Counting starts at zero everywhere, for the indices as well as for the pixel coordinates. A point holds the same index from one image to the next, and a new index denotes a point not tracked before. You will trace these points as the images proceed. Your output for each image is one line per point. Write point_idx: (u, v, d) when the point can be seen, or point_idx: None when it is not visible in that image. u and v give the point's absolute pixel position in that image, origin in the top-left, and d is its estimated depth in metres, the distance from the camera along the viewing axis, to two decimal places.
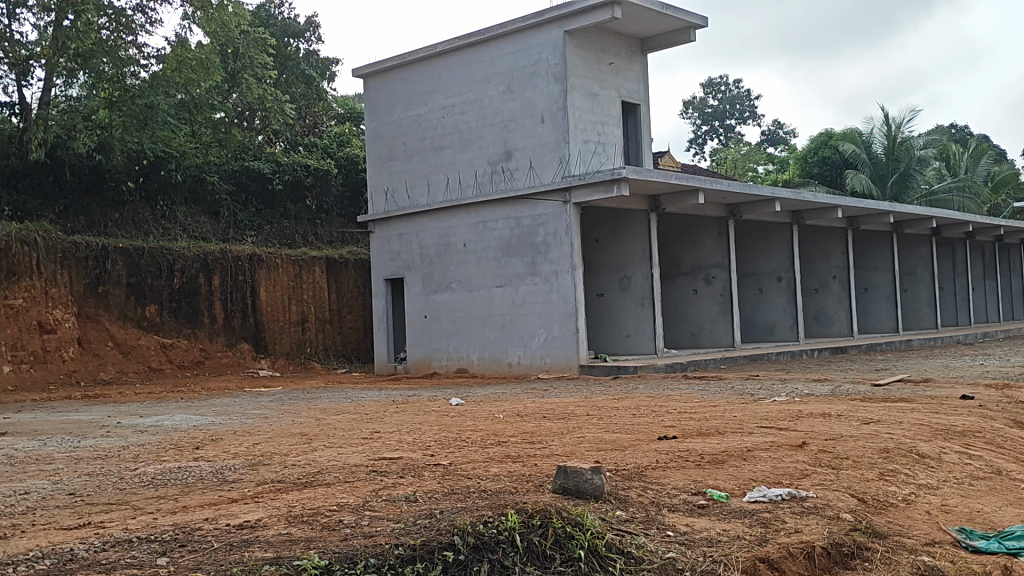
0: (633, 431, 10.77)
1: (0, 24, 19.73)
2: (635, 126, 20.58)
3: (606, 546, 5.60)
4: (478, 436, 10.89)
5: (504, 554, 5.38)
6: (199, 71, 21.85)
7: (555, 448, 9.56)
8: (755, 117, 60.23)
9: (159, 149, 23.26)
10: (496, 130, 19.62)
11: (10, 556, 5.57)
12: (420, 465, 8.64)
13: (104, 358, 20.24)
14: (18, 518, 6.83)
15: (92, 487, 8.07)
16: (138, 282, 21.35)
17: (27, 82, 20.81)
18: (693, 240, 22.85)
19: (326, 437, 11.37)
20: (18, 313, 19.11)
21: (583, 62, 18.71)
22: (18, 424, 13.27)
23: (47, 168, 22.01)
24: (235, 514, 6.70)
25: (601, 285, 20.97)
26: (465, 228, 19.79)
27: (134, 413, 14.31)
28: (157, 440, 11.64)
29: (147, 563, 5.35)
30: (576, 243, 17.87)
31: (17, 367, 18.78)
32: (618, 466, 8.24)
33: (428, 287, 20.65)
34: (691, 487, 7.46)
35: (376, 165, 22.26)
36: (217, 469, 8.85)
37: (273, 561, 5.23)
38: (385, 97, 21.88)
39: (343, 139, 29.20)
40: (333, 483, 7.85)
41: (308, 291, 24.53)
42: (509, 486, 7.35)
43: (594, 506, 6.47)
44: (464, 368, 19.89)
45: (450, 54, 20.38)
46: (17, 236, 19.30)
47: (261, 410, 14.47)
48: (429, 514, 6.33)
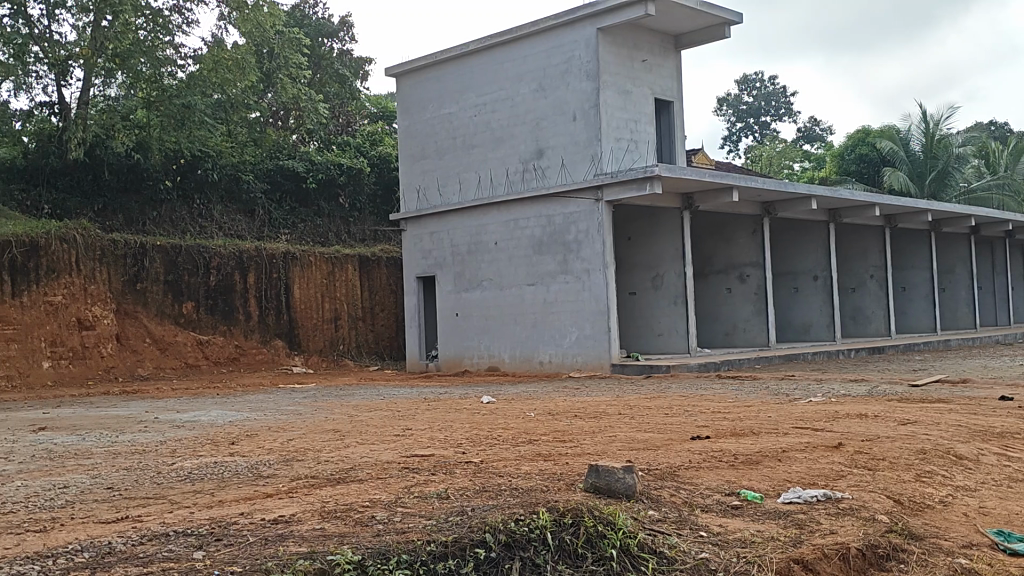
0: (666, 431, 10.72)
1: (40, 24, 20.11)
2: (669, 124, 20.44)
3: (638, 546, 5.58)
4: (509, 434, 10.88)
5: (536, 552, 5.40)
6: (236, 72, 22.36)
7: (587, 447, 9.54)
8: (791, 113, 59.60)
9: (196, 149, 23.57)
10: (527, 128, 19.63)
11: (49, 548, 5.67)
12: (451, 462, 8.68)
13: (142, 354, 20.50)
14: (58, 511, 6.96)
15: (129, 482, 8.20)
16: (176, 279, 21.64)
17: (65, 82, 21.09)
18: (727, 239, 22.67)
19: (359, 434, 11.46)
20: (58, 310, 19.44)
21: (615, 60, 18.65)
22: (56, 419, 13.52)
23: (87, 167, 22.35)
24: (270, 509, 6.77)
25: (634, 283, 20.90)
26: (497, 227, 19.81)
27: (172, 408, 14.54)
28: (193, 435, 11.80)
29: (183, 557, 5.42)
30: (608, 241, 17.83)
31: (57, 362, 19.10)
32: (651, 466, 8.20)
33: (459, 285, 20.71)
34: (724, 488, 7.43)
35: (408, 164, 22.32)
36: (252, 464, 8.95)
37: (307, 556, 5.28)
38: (416, 96, 21.96)
39: (375, 138, 29.43)
40: (366, 480, 7.91)
41: (341, 289, 24.69)
42: (542, 484, 7.35)
43: (626, 506, 6.45)
44: (495, 366, 19.92)
45: (482, 53, 20.42)
46: (56, 234, 19.70)
47: (295, 406, 14.62)
48: (462, 511, 6.35)
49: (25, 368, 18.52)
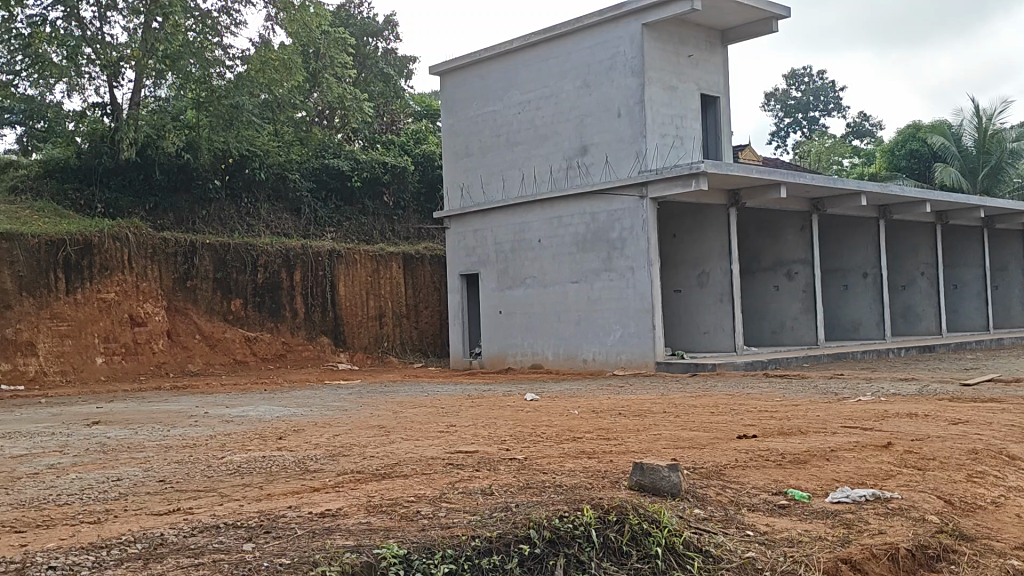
0: (711, 430, 10.63)
1: (93, 27, 20.51)
2: (715, 120, 20.23)
3: (683, 544, 5.56)
4: (553, 432, 10.88)
5: (580, 549, 5.40)
6: (283, 71, 22.79)
7: (631, 445, 9.50)
8: (839, 109, 58.65)
9: (244, 148, 23.93)
10: (572, 125, 19.59)
11: (104, 539, 5.82)
12: (496, 459, 8.72)
13: (192, 351, 20.86)
14: (112, 503, 7.14)
15: (181, 475, 8.38)
16: (224, 277, 21.99)
17: (118, 83, 21.53)
18: (775, 236, 22.39)
19: (404, 430, 11.55)
20: (111, 307, 19.86)
21: (661, 55, 18.52)
22: (110, 413, 13.87)
23: (138, 166, 22.77)
24: (317, 503, 6.87)
25: (679, 280, 20.75)
26: (541, 224, 19.80)
27: (221, 403, 14.80)
28: (242, 429, 12.02)
29: (233, 549, 5.52)
30: (653, 238, 17.72)
31: (109, 358, 19.50)
32: (696, 464, 8.16)
33: (502, 283, 20.75)
34: (771, 487, 7.35)
35: (452, 161, 22.40)
36: (299, 459, 9.08)
37: (354, 549, 5.34)
38: (461, 93, 22.02)
39: (419, 136, 29.58)
40: (411, 476, 7.98)
41: (385, 287, 24.89)
42: (586, 482, 7.35)
43: (671, 505, 6.41)
44: (539, 364, 19.93)
45: (526, 49, 20.41)
46: (109, 232, 20.21)
47: (342, 402, 14.80)
48: (506, 507, 6.38)
49: (79, 364, 18.96)
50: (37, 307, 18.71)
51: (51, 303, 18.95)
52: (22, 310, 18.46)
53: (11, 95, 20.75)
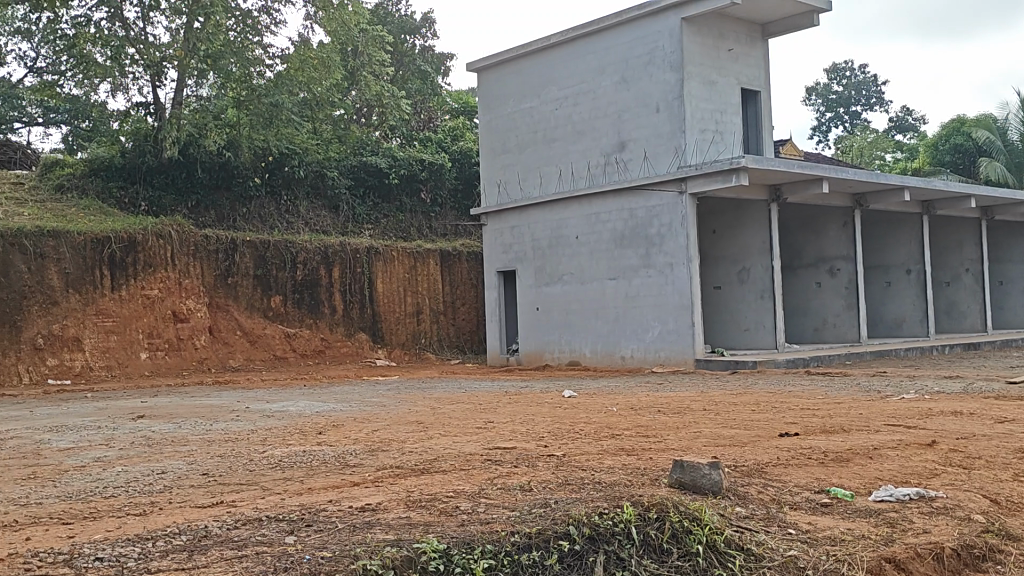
0: (751, 427, 10.52)
1: (136, 27, 20.84)
2: (755, 115, 19.98)
3: (725, 542, 5.52)
4: (591, 429, 10.86)
5: (620, 546, 5.38)
6: (321, 70, 23.02)
7: (670, 443, 9.43)
8: (882, 102, 57.71)
9: (283, 146, 24.20)
10: (610, 121, 19.49)
11: (149, 531, 5.91)
12: (533, 456, 8.72)
13: (234, 346, 21.11)
14: (157, 496, 7.27)
15: (223, 468, 8.50)
16: (265, 273, 22.26)
17: (160, 83, 21.84)
18: (817, 231, 22.08)
19: (441, 426, 11.60)
20: (155, 303, 20.21)
21: (700, 50, 18.35)
22: (153, 407, 14.11)
23: (181, 164, 23.12)
24: (356, 497, 6.92)
25: (719, 277, 20.56)
26: (578, 220, 19.74)
27: (261, 398, 14.99)
28: (282, 425, 12.16)
29: (276, 541, 5.59)
30: (692, 235, 17.58)
31: (153, 353, 19.81)
32: (737, 462, 8.08)
33: (540, 279, 20.73)
34: (813, 486, 7.25)
35: (489, 158, 22.40)
36: (338, 453, 9.17)
37: (394, 543, 5.36)
38: (498, 90, 22.00)
39: (456, 133, 29.65)
40: (449, 471, 8.01)
41: (423, 283, 25.02)
42: (625, 479, 7.31)
43: (712, 502, 6.35)
44: (577, 360, 19.89)
45: (564, 45, 20.34)
46: (153, 230, 20.57)
47: (379, 398, 14.91)
48: (544, 503, 6.38)
49: (124, 359, 19.29)
50: (82, 303, 19.09)
51: (97, 300, 19.33)
52: (68, 306, 18.85)
53: (57, 95, 21.15)
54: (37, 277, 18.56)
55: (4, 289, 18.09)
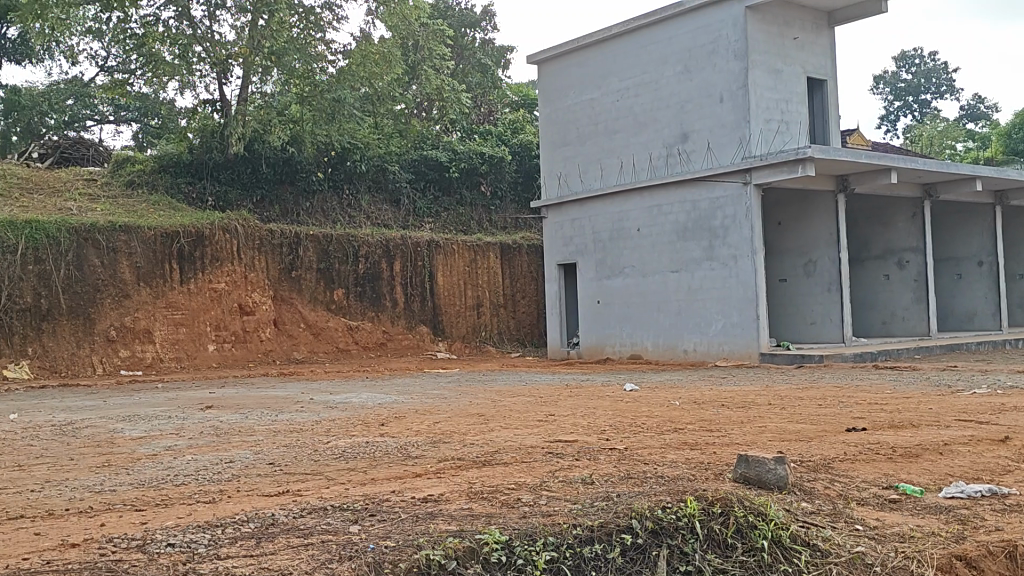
0: (818, 422, 10.32)
1: (203, 25, 21.26)
2: (821, 105, 19.55)
3: (790, 537, 5.43)
4: (655, 422, 10.76)
5: (684, 540, 5.33)
6: (383, 65, 23.26)
7: (735, 437, 9.30)
8: (952, 90, 56.08)
9: (345, 141, 24.51)
10: (672, 112, 19.28)
11: (219, 518, 6.03)
12: (596, 448, 8.68)
13: (298, 339, 21.44)
14: (226, 484, 7.42)
15: (289, 458, 8.64)
16: (328, 267, 22.56)
17: (226, 80, 22.26)
18: (886, 223, 21.54)
19: (503, 418, 11.63)
20: (221, 296, 20.61)
21: (765, 38, 18.03)
22: (221, 398, 14.42)
23: (246, 160, 23.57)
24: (420, 488, 6.98)
25: (784, 269, 20.21)
26: (640, 213, 19.59)
27: (325, 390, 15.21)
28: (346, 415, 12.32)
29: (341, 530, 5.66)
30: (757, 227, 17.31)
31: (221, 345, 20.22)
32: (803, 457, 7.93)
33: (601, 272, 20.63)
34: (882, 481, 7.08)
35: (550, 150, 22.33)
36: (401, 444, 9.25)
37: (456, 534, 5.37)
38: (558, 82, 21.91)
39: (516, 126, 29.62)
40: (511, 463, 8.02)
41: (483, 276, 25.11)
42: (689, 473, 7.24)
43: (778, 497, 6.23)
44: (638, 354, 19.76)
45: (625, 36, 20.18)
46: (219, 224, 21.00)
47: (441, 390, 15.00)
48: (607, 496, 6.33)
49: (192, 351, 19.74)
50: (152, 297, 19.60)
51: (166, 293, 19.84)
52: (139, 299, 19.37)
53: (127, 93, 21.69)
54: (110, 270, 19.12)
55: (78, 282, 18.68)
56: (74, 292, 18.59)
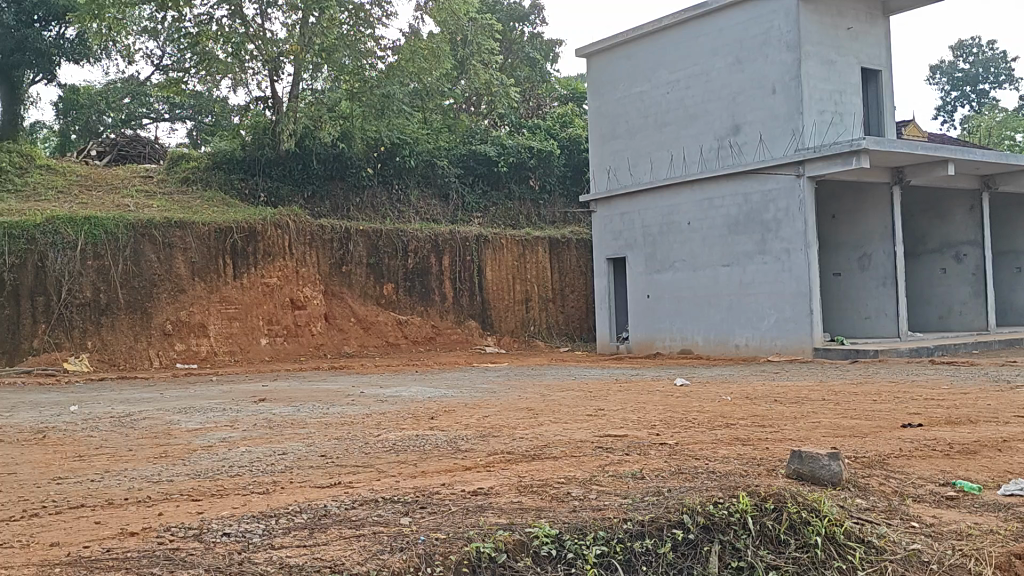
0: (873, 418, 10.11)
1: (255, 23, 21.53)
2: (876, 95, 19.10)
3: (845, 534, 5.32)
4: (705, 417, 10.66)
5: (736, 536, 5.27)
6: (431, 60, 23.36)
7: (787, 432, 9.14)
8: (1013, 80, 54.47)
9: (395, 136, 24.67)
10: (723, 103, 19.04)
11: (274, 509, 6.11)
12: (645, 443, 8.61)
13: (349, 333, 21.59)
14: (278, 475, 7.53)
15: (340, 450, 8.74)
16: (377, 262, 22.76)
17: (278, 77, 22.51)
18: (942, 216, 21.03)
19: (551, 413, 11.60)
20: (273, 291, 20.89)
21: (818, 28, 17.71)
22: (274, 391, 14.66)
23: (297, 156, 23.87)
24: (469, 481, 7.00)
25: (838, 263, 19.86)
26: (690, 207, 19.40)
27: (376, 383, 15.36)
28: (396, 409, 12.42)
29: (391, 522, 5.70)
30: (811, 220, 17.05)
31: (274, 339, 20.46)
32: (857, 453, 7.78)
33: (650, 267, 20.47)
34: (938, 478, 6.91)
35: (599, 144, 22.19)
36: (451, 438, 9.28)
37: (506, 526, 5.34)
38: (607, 75, 21.75)
39: (565, 119, 29.46)
40: (560, 457, 8.00)
41: (532, 271, 25.11)
42: (741, 469, 7.13)
43: (831, 494, 6.10)
44: (689, 349, 19.58)
45: (675, 28, 19.97)
46: (272, 220, 21.32)
47: (489, 384, 15.06)
48: (658, 491, 6.27)
49: (246, 344, 19.99)
50: (207, 291, 19.97)
51: (220, 287, 20.20)
52: (194, 293, 19.74)
53: (182, 91, 22.06)
54: (166, 265, 19.52)
55: (136, 277, 19.13)
56: (132, 287, 19.05)
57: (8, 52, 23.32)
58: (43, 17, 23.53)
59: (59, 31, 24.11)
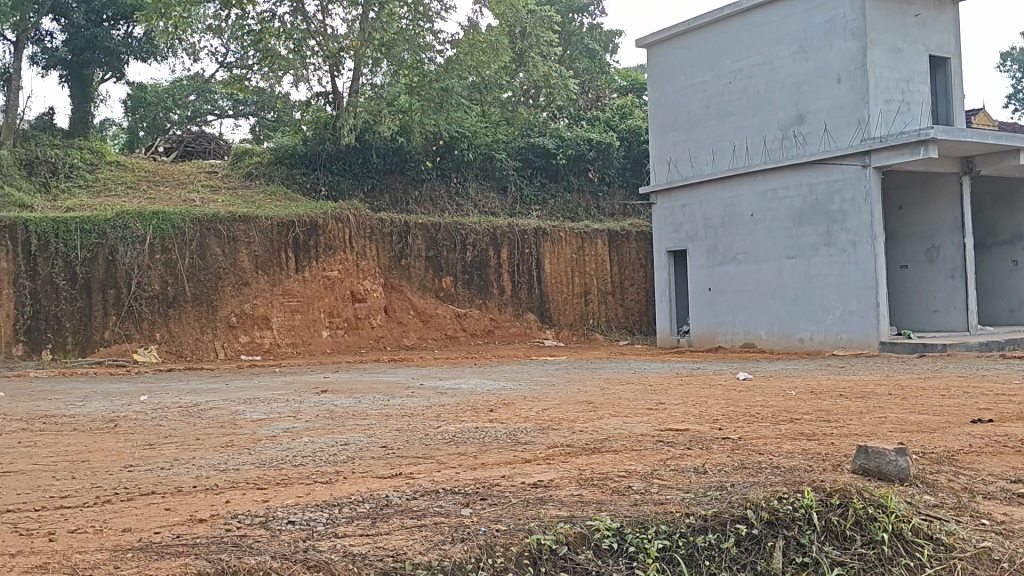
0: (941, 413, 9.80)
1: (316, 19, 21.81)
2: (945, 83, 18.50)
3: (912, 530, 5.20)
4: (769, 412, 10.46)
5: (801, 532, 5.16)
6: (490, 53, 23.36)
7: (853, 427, 8.92)
8: None
9: (453, 129, 24.78)
10: (787, 93, 18.67)
11: (336, 498, 6.18)
12: (708, 438, 8.48)
13: (408, 325, 21.79)
14: (341, 465, 7.62)
15: (401, 441, 8.80)
16: (436, 255, 22.87)
17: (338, 73, 22.76)
18: (1014, 206, 20.33)
19: (611, 406, 11.53)
20: (334, 284, 21.16)
21: (885, 15, 17.25)
22: (336, 382, 14.86)
23: (357, 151, 24.12)
24: (529, 473, 6.98)
25: (905, 255, 19.34)
26: (753, 198, 19.10)
27: (435, 375, 15.47)
28: (455, 401, 12.48)
29: (452, 513, 5.71)
30: (877, 211, 16.66)
31: (335, 332, 20.74)
32: (926, 449, 7.55)
33: (712, 259, 20.20)
34: (1010, 475, 6.67)
35: (659, 135, 21.94)
36: (510, 430, 9.27)
37: (567, 519, 5.28)
38: (668, 65, 21.49)
39: (624, 111, 29.20)
40: (621, 450, 7.93)
41: (591, 264, 24.99)
42: (806, 464, 6.98)
43: (899, 490, 5.92)
44: (752, 343, 19.28)
45: (738, 16, 19.64)
46: (332, 214, 21.58)
47: (548, 377, 15.04)
48: (720, 486, 6.18)
49: (307, 337, 20.33)
50: (270, 284, 20.33)
51: (283, 280, 20.54)
52: (257, 286, 20.13)
53: (246, 87, 22.40)
54: (231, 259, 19.93)
55: (202, 270, 19.57)
56: (198, 280, 19.50)
57: (78, 51, 24.00)
58: (112, 16, 24.14)
59: (127, 29, 24.67)
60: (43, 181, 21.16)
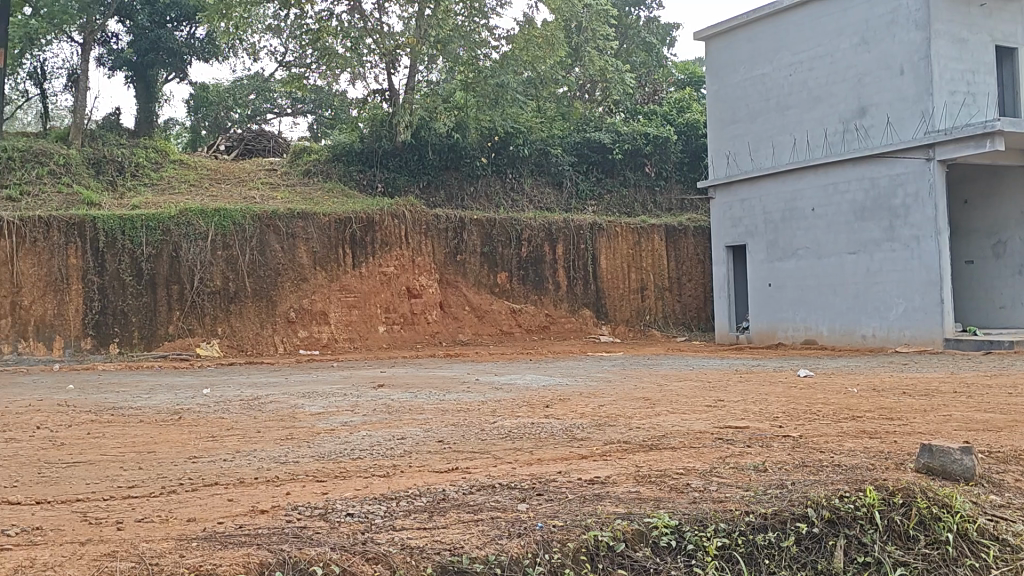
0: (1009, 412, 9.53)
1: (372, 17, 22.03)
2: (1013, 74, 17.96)
3: (978, 531, 5.13)
4: (830, 410, 10.30)
5: (863, 531, 5.08)
6: (546, 48, 23.32)
7: (917, 426, 8.72)
8: None
9: (508, 125, 24.80)
10: (849, 85, 18.32)
11: (395, 491, 6.25)
12: (767, 435, 8.36)
13: (463, 321, 21.91)
14: (399, 459, 7.70)
15: (458, 436, 8.85)
16: (491, 251, 22.95)
17: (394, 70, 22.93)
18: None
19: (669, 402, 11.46)
20: (391, 279, 21.36)
21: (949, 5, 16.84)
22: (393, 377, 15.03)
23: (414, 148, 24.32)
24: (585, 469, 6.98)
25: (970, 250, 18.86)
26: (814, 192, 18.80)
27: (490, 371, 15.54)
28: (511, 396, 12.52)
29: (509, 507, 5.74)
30: (942, 205, 16.31)
31: (391, 327, 20.93)
32: (993, 448, 7.35)
33: (771, 255, 19.92)
34: None
35: (716, 129, 21.69)
36: (566, 426, 9.26)
37: (624, 516, 5.25)
38: (726, 58, 21.23)
39: (682, 104, 28.83)
40: (678, 448, 7.87)
41: (647, 260, 24.83)
42: (868, 462, 6.86)
43: (964, 490, 5.78)
44: (812, 339, 18.97)
45: (798, 8, 19.33)
46: (389, 210, 21.77)
47: (605, 373, 14.98)
48: (780, 483, 6.12)
49: (365, 332, 20.53)
50: (328, 280, 20.60)
51: (340, 276, 20.80)
52: (316, 282, 20.42)
53: (304, 86, 22.63)
54: (290, 255, 20.25)
55: (262, 266, 19.91)
56: (258, 276, 19.85)
57: (143, 52, 24.53)
58: (175, 18, 24.61)
59: (190, 30, 25.14)
60: (110, 180, 21.71)
